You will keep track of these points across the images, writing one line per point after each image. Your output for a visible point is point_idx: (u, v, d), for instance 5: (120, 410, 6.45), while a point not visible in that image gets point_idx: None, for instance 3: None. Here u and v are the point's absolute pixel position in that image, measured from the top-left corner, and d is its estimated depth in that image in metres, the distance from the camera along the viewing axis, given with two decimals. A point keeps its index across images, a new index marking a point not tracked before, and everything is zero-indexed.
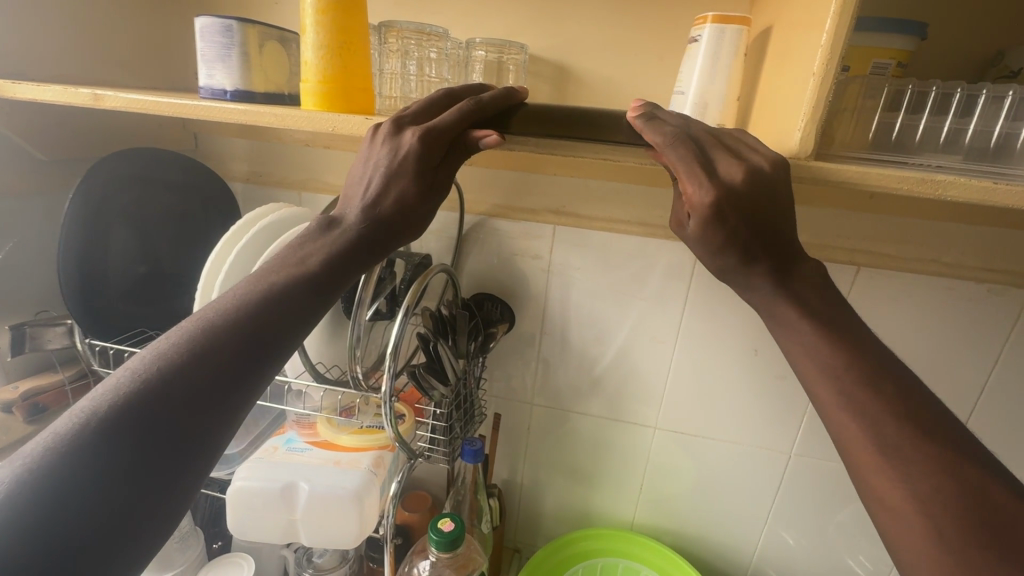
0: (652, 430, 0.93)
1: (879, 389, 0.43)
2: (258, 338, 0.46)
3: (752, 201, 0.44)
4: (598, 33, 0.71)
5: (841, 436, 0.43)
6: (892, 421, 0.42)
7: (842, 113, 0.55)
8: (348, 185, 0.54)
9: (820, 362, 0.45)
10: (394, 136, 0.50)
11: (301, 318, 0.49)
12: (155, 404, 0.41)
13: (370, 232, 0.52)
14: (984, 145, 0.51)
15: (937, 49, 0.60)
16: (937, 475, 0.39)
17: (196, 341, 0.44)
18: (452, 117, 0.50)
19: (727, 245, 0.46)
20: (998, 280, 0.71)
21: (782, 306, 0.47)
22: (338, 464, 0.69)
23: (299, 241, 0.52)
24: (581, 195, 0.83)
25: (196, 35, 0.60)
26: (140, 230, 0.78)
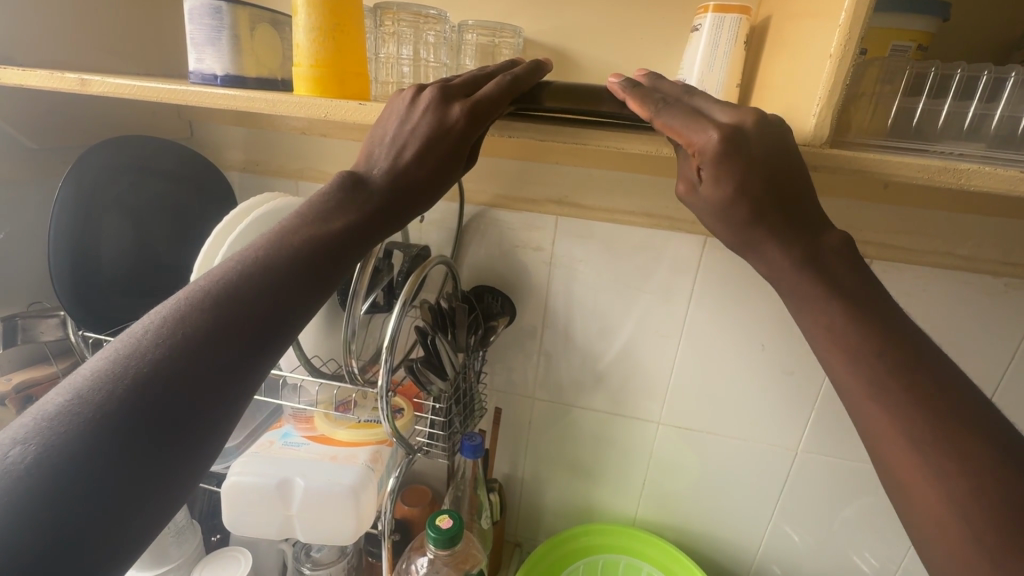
0: (655, 424, 0.92)
1: (911, 383, 0.41)
2: (279, 303, 0.44)
3: (762, 139, 0.42)
4: (603, 16, 0.68)
5: (869, 431, 0.42)
6: (923, 417, 0.40)
7: (859, 98, 0.52)
8: (373, 141, 0.50)
9: (845, 354, 0.43)
10: (441, 104, 0.48)
11: (320, 285, 0.47)
12: (171, 367, 0.38)
13: (396, 201, 0.50)
14: (1012, 131, 0.48)
15: (960, 31, 0.58)
16: (974, 474, 0.37)
17: (215, 304, 0.42)
18: (498, 89, 0.48)
19: (742, 196, 0.43)
20: (1016, 274, 0.69)
21: (796, 298, 0.45)
22: (335, 459, 0.68)
23: (324, 198, 0.49)
24: (585, 185, 0.81)
25: (185, 17, 0.58)
26: (136, 220, 0.77)
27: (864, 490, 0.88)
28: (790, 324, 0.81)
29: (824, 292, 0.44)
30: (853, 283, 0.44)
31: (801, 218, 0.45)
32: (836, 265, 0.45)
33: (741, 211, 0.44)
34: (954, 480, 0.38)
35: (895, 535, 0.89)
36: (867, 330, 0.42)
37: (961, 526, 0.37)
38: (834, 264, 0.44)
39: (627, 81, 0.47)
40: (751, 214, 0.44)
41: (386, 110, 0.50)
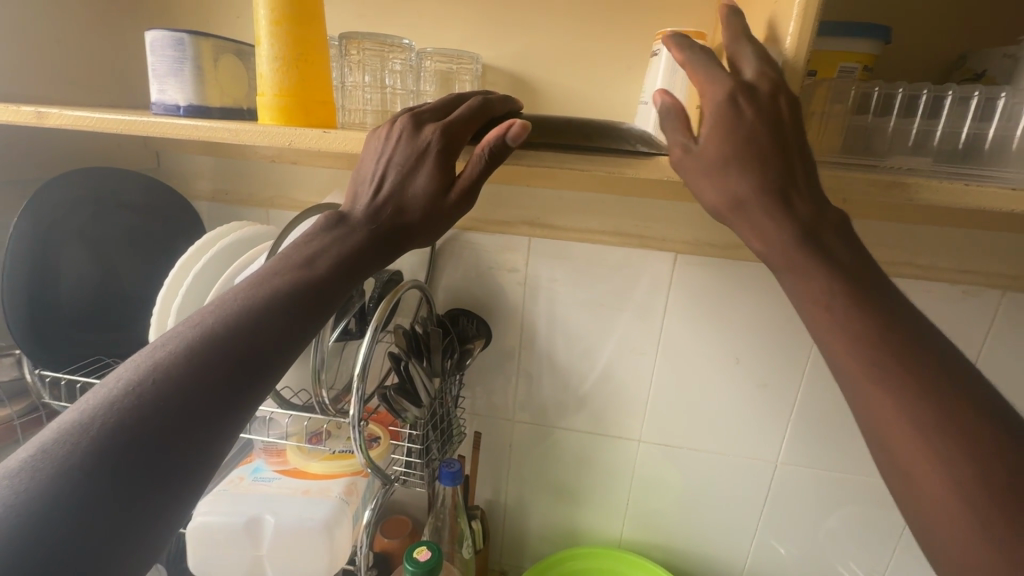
0: (636, 443, 0.91)
1: (923, 376, 0.40)
2: (260, 344, 0.42)
3: (772, 100, 0.42)
4: (567, 44, 0.70)
5: (869, 418, 0.42)
6: (940, 411, 0.39)
7: (810, 117, 0.54)
8: (354, 180, 0.51)
9: (856, 349, 0.41)
10: (412, 132, 0.48)
11: (304, 322, 0.45)
12: (144, 417, 0.36)
13: (378, 232, 0.49)
14: (953, 145, 0.51)
15: (899, 56, 0.62)
16: (994, 469, 0.36)
17: (193, 347, 0.40)
18: (469, 110, 0.49)
19: (744, 146, 0.42)
20: (972, 281, 0.71)
21: (801, 296, 0.44)
22: (307, 493, 0.66)
23: (306, 238, 0.49)
24: (555, 206, 0.82)
25: (147, 50, 0.58)
26: (98, 253, 0.75)
27: (846, 499, 0.88)
28: (761, 338, 0.82)
29: (830, 280, 0.43)
30: (854, 271, 0.43)
31: (802, 208, 0.43)
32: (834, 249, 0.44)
33: (732, 158, 0.43)
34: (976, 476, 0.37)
35: (878, 543, 0.90)
36: (876, 324, 0.42)
37: (986, 523, 0.36)
38: (839, 264, 0.43)
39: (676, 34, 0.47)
40: (750, 171, 0.43)
41: (363, 147, 0.50)
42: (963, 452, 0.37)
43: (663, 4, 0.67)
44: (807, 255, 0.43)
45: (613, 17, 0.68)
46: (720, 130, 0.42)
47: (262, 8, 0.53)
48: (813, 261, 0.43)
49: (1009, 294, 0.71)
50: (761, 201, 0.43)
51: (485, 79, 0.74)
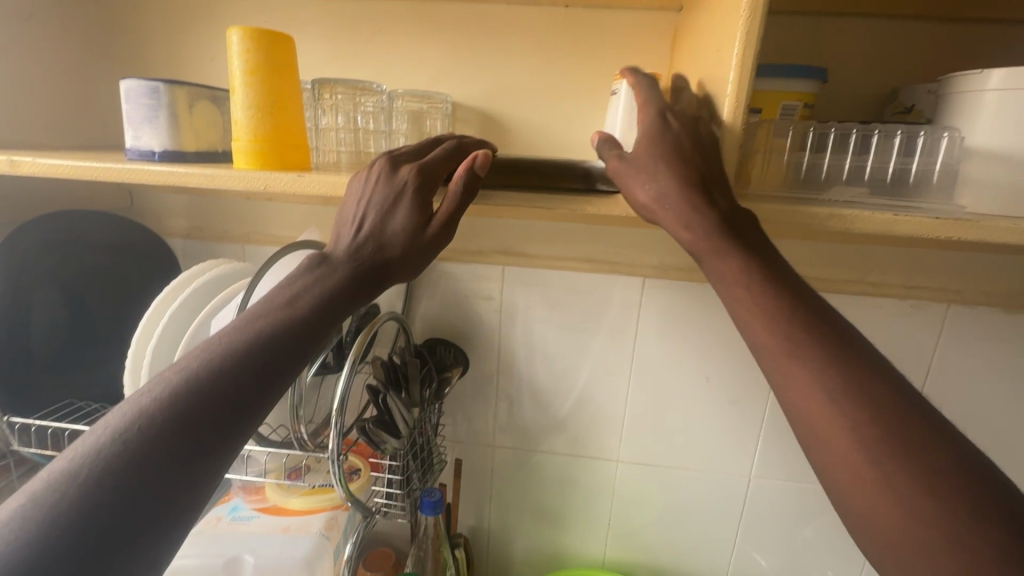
0: (615, 463, 0.93)
1: (862, 386, 0.41)
2: (246, 386, 0.42)
3: (693, 131, 0.49)
4: (532, 83, 0.74)
5: (810, 430, 0.42)
6: (880, 421, 0.40)
7: (755, 153, 0.59)
8: (337, 223, 0.53)
9: (800, 363, 0.43)
10: (390, 172, 0.51)
11: (288, 362, 0.45)
12: (134, 463, 0.36)
13: (360, 269, 0.51)
14: (883, 177, 0.57)
15: (835, 94, 0.67)
16: (938, 481, 0.37)
17: (178, 392, 0.40)
18: (443, 154, 0.53)
19: (672, 156, 0.47)
20: (919, 297, 0.76)
21: (747, 315, 0.46)
22: (287, 530, 0.66)
23: (289, 278, 0.50)
24: (527, 236, 0.85)
25: (121, 98, 0.59)
26: (68, 294, 0.75)
27: (819, 509, 0.91)
28: (729, 356, 0.86)
29: (761, 291, 0.45)
30: (783, 284, 0.46)
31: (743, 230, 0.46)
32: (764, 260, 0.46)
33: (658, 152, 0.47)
34: (915, 482, 0.38)
35: (851, 550, 0.93)
36: (814, 338, 0.43)
37: (930, 530, 0.37)
38: (777, 281, 0.46)
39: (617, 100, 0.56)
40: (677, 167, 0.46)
41: (344, 191, 0.52)
42: (902, 458, 0.38)
43: (620, 46, 0.72)
44: (754, 275, 0.46)
45: (574, 58, 0.73)
46: (647, 133, 0.48)
47: (236, 59, 0.55)
48: (758, 279, 0.46)
49: (953, 307, 0.76)
50: (684, 191, 0.46)
51: (455, 117, 0.77)
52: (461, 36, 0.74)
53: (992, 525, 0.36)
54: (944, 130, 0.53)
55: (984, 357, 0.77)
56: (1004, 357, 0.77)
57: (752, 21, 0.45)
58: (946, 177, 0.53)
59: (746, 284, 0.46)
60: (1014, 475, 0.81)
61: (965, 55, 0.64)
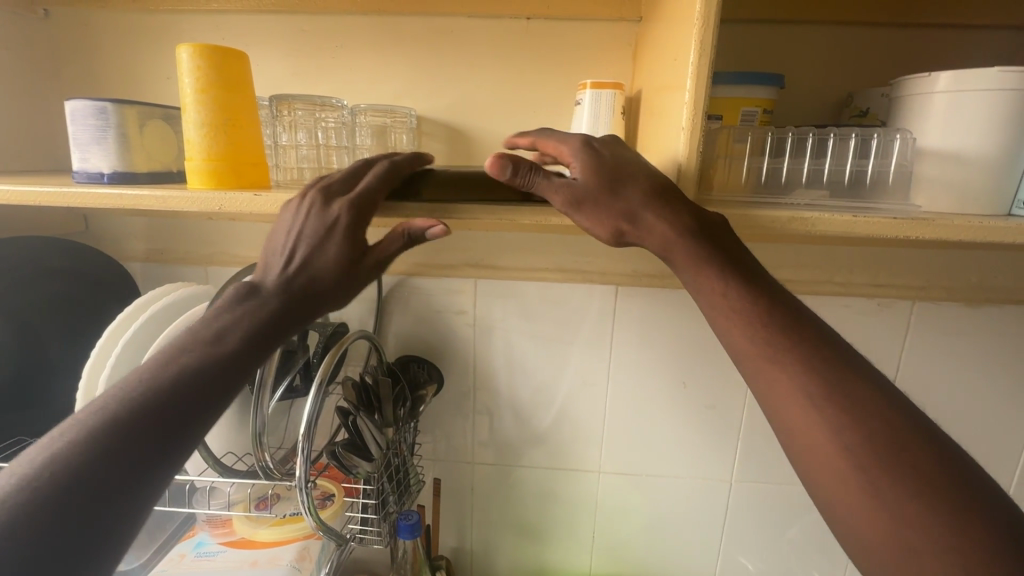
0: (596, 474, 0.92)
1: (845, 394, 0.42)
2: (172, 417, 0.41)
3: (628, 155, 0.48)
4: (497, 95, 0.74)
5: (797, 436, 0.44)
6: (866, 428, 0.41)
7: (717, 160, 0.58)
8: (267, 250, 0.51)
9: (785, 375, 0.44)
10: (317, 204, 0.49)
11: (221, 389, 0.44)
12: (41, 509, 0.35)
13: (293, 302, 0.49)
14: (840, 180, 0.58)
15: (794, 99, 0.69)
16: (923, 480, 0.39)
17: (95, 432, 0.38)
18: (376, 176, 0.50)
19: (618, 185, 0.46)
20: (885, 295, 0.78)
21: (730, 328, 0.46)
22: (256, 564, 0.63)
23: (217, 310, 0.48)
24: (498, 248, 0.84)
25: (67, 119, 0.57)
26: (18, 323, 0.71)
27: (801, 509, 0.91)
28: (705, 360, 0.86)
29: (747, 300, 0.46)
30: (765, 290, 0.47)
31: (719, 241, 0.46)
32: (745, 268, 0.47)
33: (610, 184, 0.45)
34: (899, 485, 0.39)
35: (835, 549, 0.93)
36: (798, 349, 0.44)
37: (914, 531, 0.38)
38: (760, 292, 0.46)
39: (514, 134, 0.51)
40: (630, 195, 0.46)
41: (275, 220, 0.50)
42: (884, 464, 0.40)
43: (584, 57, 0.72)
44: (737, 288, 0.46)
45: (537, 70, 0.73)
46: (588, 165, 0.46)
47: (186, 77, 0.53)
48: (741, 291, 0.46)
49: (919, 304, 0.78)
50: (646, 210, 0.46)
51: (421, 130, 0.76)
52: (423, 50, 0.73)
53: (973, 520, 0.38)
54: (897, 132, 0.55)
55: (951, 351, 0.79)
56: (970, 350, 0.79)
57: (705, 31, 0.45)
58: (900, 178, 0.55)
59: (730, 299, 0.46)
60: (986, 465, 0.83)
61: (915, 59, 0.66)
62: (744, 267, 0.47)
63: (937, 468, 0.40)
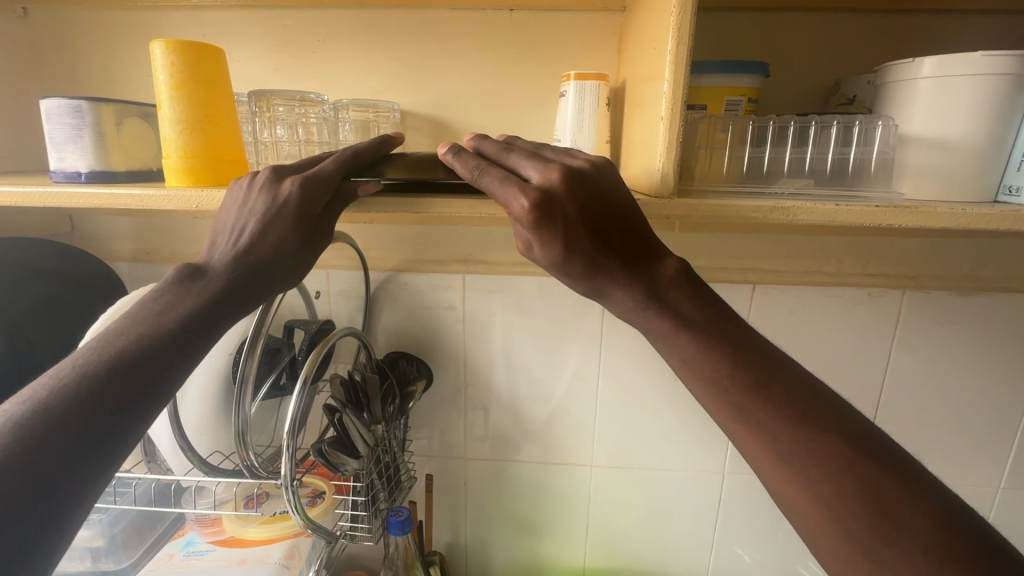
0: (589, 468, 0.92)
1: (816, 447, 0.42)
2: (111, 402, 0.39)
3: (576, 204, 0.44)
4: (481, 87, 0.73)
5: (782, 498, 0.43)
6: (840, 483, 0.41)
7: (699, 150, 0.58)
8: (213, 231, 0.50)
9: (757, 433, 0.43)
10: (273, 184, 0.49)
11: (165, 373, 0.43)
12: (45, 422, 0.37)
13: (241, 283, 0.49)
14: (825, 169, 0.57)
15: (780, 88, 0.68)
16: (908, 537, 0.39)
17: (24, 425, 0.36)
18: (338, 160, 0.50)
19: (573, 249, 0.45)
20: (875, 284, 0.77)
21: (701, 387, 0.46)
22: (244, 563, 0.63)
23: (155, 292, 0.46)
24: (486, 243, 0.84)
25: (42, 117, 0.56)
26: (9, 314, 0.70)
27: None
28: None
29: (714, 356, 0.45)
30: (732, 344, 0.46)
31: (679, 298, 0.47)
32: (709, 321, 0.47)
33: (568, 250, 0.45)
34: (877, 537, 0.39)
35: None
36: (766, 401, 0.44)
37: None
38: (723, 343, 0.46)
39: (454, 147, 0.48)
40: (591, 261, 0.46)
41: (224, 198, 0.50)
42: (866, 526, 0.39)
43: (568, 48, 0.71)
44: (699, 343, 0.46)
45: (521, 63, 0.72)
46: (545, 237, 0.45)
47: (160, 73, 0.52)
48: (708, 349, 0.45)
49: (909, 293, 0.77)
50: (604, 273, 0.46)
51: (405, 124, 0.75)
52: (406, 43, 0.72)
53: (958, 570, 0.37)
54: (879, 119, 0.54)
55: (942, 341, 0.79)
56: (961, 338, 0.78)
57: (683, 18, 0.44)
58: (885, 165, 0.54)
59: (697, 355, 0.45)
60: (978, 454, 0.83)
61: (902, 46, 0.66)
62: (709, 320, 0.47)
63: (917, 515, 0.39)
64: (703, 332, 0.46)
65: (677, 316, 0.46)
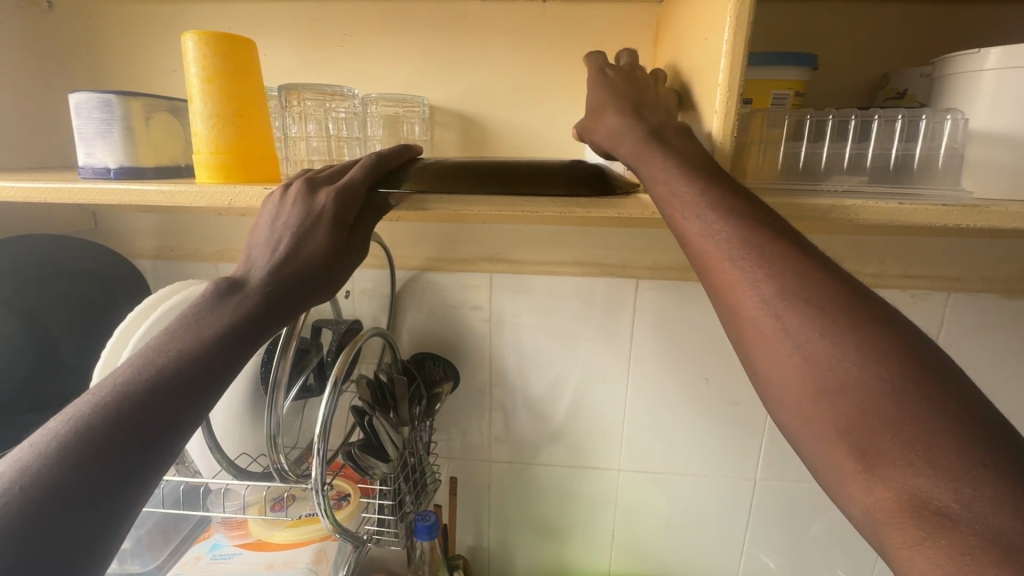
0: (616, 472, 0.90)
1: (816, 290, 0.35)
2: (151, 424, 0.37)
3: (631, 75, 0.51)
4: (512, 82, 0.71)
5: (766, 358, 0.36)
6: (842, 334, 0.33)
7: (750, 146, 0.56)
8: (249, 243, 0.48)
9: (762, 300, 0.35)
10: (307, 196, 0.47)
11: (205, 387, 0.40)
12: (76, 454, 0.34)
13: (275, 292, 0.46)
14: (886, 166, 0.54)
15: (824, 82, 0.66)
16: (915, 392, 0.30)
17: (63, 448, 0.34)
18: (365, 168, 0.49)
19: (607, 88, 0.49)
20: (919, 286, 0.74)
21: (702, 257, 0.39)
22: (272, 567, 0.62)
23: (191, 307, 0.44)
24: (514, 242, 0.82)
25: (72, 112, 0.55)
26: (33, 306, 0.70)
27: (827, 505, 0.89)
28: (726, 354, 0.83)
29: (699, 189, 0.40)
30: (723, 187, 0.40)
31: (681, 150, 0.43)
32: (705, 168, 0.42)
33: (597, 85, 0.49)
34: (888, 439, 0.30)
35: (863, 547, 0.90)
36: (786, 277, 0.35)
37: (890, 445, 0.30)
38: (727, 196, 0.40)
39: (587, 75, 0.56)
40: (609, 93, 0.48)
41: (258, 213, 0.48)
42: (864, 374, 0.31)
43: (602, 40, 0.69)
44: (699, 187, 0.40)
45: (555, 56, 0.70)
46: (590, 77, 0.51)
47: (193, 66, 0.51)
48: (694, 186, 0.40)
49: (954, 295, 0.74)
50: (614, 105, 0.47)
51: (434, 120, 0.74)
52: (436, 36, 0.71)
53: (991, 486, 0.27)
54: (947, 113, 0.51)
55: (988, 345, 0.76)
56: (1008, 342, 0.75)
57: (741, 5, 0.42)
58: (950, 162, 0.51)
59: (703, 227, 0.39)
60: None
61: (954, 38, 0.63)
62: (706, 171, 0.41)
63: (924, 379, 0.31)
64: (693, 173, 0.41)
65: (675, 156, 0.42)
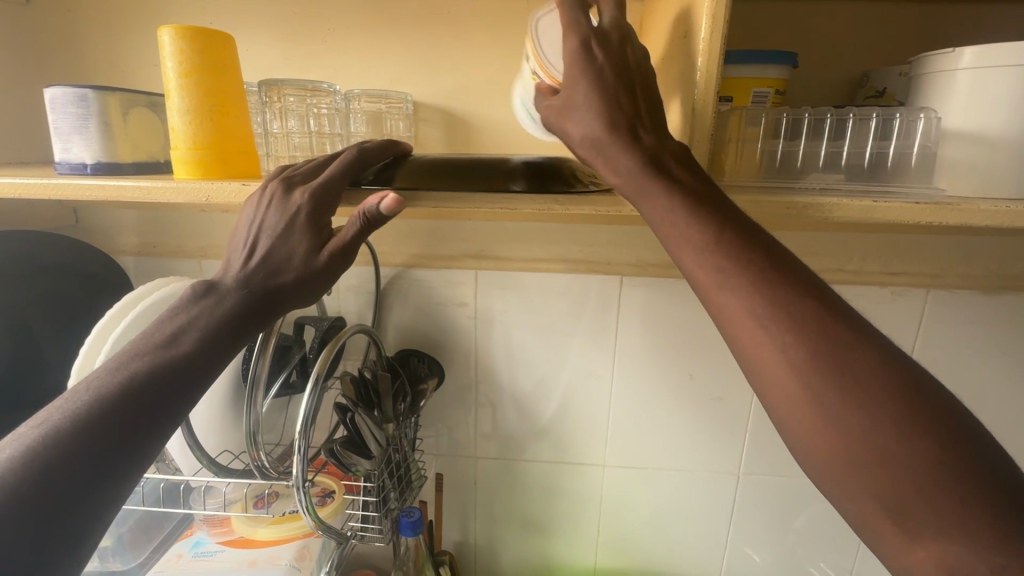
0: (601, 467, 0.90)
1: (823, 329, 0.35)
2: (119, 430, 0.38)
3: (623, 55, 0.42)
4: (495, 77, 0.71)
5: (773, 392, 0.36)
6: (849, 375, 0.34)
7: (728, 144, 0.56)
8: (230, 245, 0.48)
9: (772, 338, 0.36)
10: (284, 196, 0.46)
11: (178, 392, 0.41)
12: (50, 461, 0.35)
13: (254, 297, 0.46)
14: (861, 163, 0.56)
15: (805, 79, 0.66)
16: (917, 433, 0.32)
17: (36, 454, 0.35)
18: (342, 165, 0.48)
19: (598, 84, 0.41)
20: (898, 283, 0.75)
21: (704, 288, 0.39)
22: (254, 564, 0.62)
23: (171, 312, 0.45)
24: (498, 238, 0.82)
25: (47, 107, 0.54)
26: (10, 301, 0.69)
27: (810, 499, 0.90)
28: (710, 350, 0.84)
29: (702, 216, 0.39)
30: (726, 213, 0.40)
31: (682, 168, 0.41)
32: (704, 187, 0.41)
33: (585, 76, 0.41)
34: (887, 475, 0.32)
35: (844, 540, 0.91)
36: (787, 310, 0.36)
37: (893, 481, 0.32)
38: (730, 224, 0.39)
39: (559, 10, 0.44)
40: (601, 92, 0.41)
41: (238, 215, 0.48)
42: (871, 414, 0.33)
43: None
44: (701, 215, 0.39)
45: None
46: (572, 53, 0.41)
47: (169, 62, 0.50)
48: (697, 214, 0.39)
49: (932, 292, 0.75)
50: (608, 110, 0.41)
51: (418, 117, 0.73)
52: (418, 32, 0.70)
53: (976, 520, 0.31)
54: (920, 112, 0.52)
55: (965, 341, 0.77)
56: (985, 338, 0.76)
57: (716, 5, 0.42)
58: (924, 161, 0.52)
59: (700, 254, 0.38)
60: None
61: (931, 36, 0.63)
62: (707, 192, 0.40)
63: (927, 419, 0.33)
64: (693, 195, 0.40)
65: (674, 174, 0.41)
